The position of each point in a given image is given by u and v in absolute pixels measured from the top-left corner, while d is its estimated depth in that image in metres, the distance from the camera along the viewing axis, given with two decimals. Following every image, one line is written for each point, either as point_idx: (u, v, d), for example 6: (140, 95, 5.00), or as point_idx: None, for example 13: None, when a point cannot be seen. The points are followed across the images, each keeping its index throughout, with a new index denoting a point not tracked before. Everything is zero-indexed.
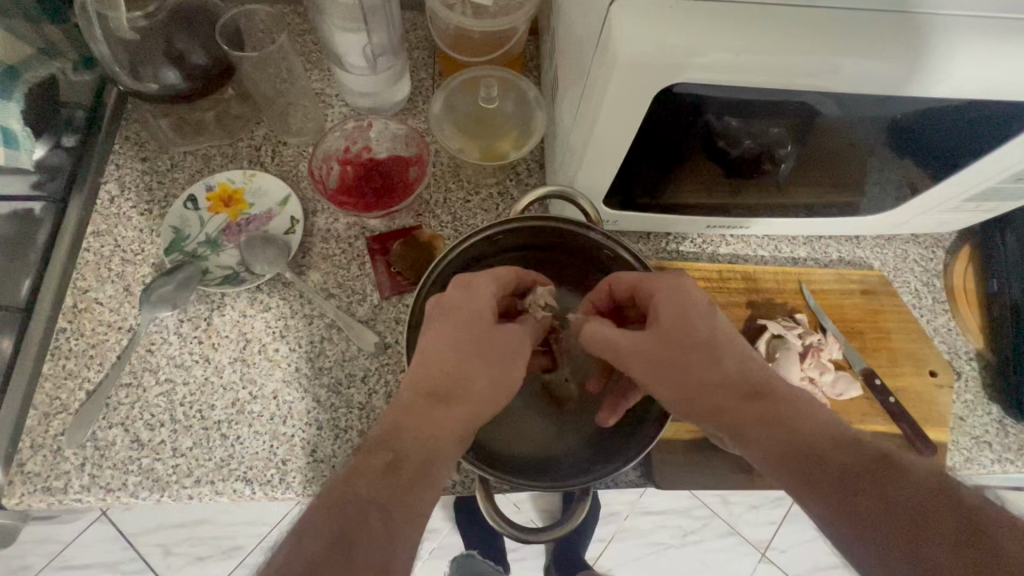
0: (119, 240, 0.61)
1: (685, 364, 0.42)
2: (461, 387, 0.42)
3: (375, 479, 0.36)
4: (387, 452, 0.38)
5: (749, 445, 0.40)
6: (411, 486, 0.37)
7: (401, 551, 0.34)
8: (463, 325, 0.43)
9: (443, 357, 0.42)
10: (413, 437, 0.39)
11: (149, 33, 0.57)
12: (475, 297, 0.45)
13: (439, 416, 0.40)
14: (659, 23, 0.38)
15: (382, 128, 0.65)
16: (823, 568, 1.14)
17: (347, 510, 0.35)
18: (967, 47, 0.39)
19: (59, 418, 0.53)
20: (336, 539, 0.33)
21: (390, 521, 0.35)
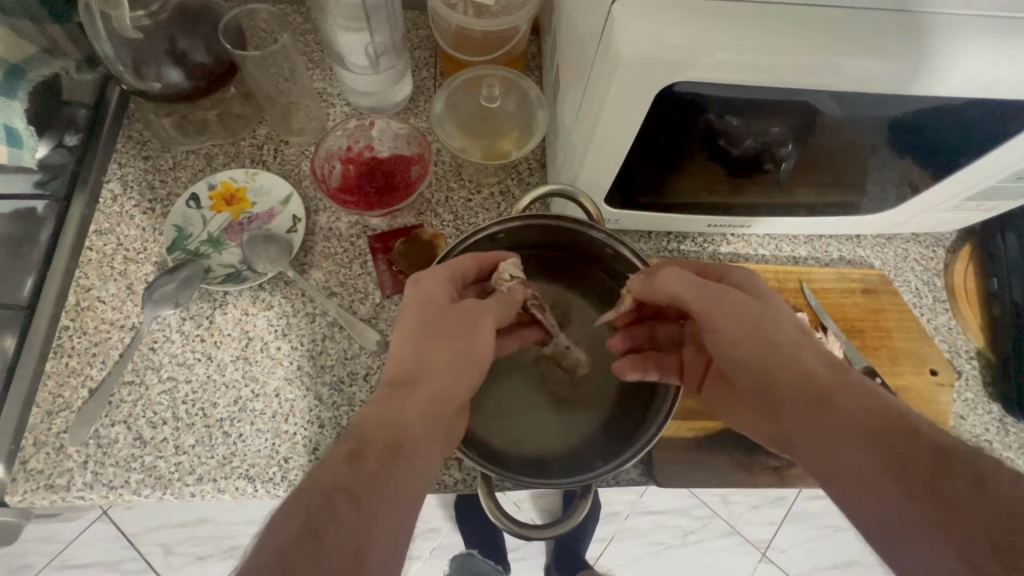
0: (122, 239, 0.61)
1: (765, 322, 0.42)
2: (421, 373, 0.41)
3: (340, 466, 0.35)
4: (354, 440, 0.36)
5: (832, 406, 0.36)
6: (381, 471, 0.35)
7: (376, 537, 0.33)
8: (421, 315, 0.43)
9: (401, 351, 0.42)
10: (378, 423, 0.37)
11: (153, 32, 0.57)
12: (429, 288, 0.44)
13: (405, 404, 0.39)
14: (661, 22, 0.38)
15: (384, 127, 0.65)
16: (824, 569, 1.13)
17: (313, 498, 0.33)
18: (969, 47, 0.39)
19: (61, 416, 0.53)
20: (305, 529, 0.31)
21: (361, 507, 0.33)
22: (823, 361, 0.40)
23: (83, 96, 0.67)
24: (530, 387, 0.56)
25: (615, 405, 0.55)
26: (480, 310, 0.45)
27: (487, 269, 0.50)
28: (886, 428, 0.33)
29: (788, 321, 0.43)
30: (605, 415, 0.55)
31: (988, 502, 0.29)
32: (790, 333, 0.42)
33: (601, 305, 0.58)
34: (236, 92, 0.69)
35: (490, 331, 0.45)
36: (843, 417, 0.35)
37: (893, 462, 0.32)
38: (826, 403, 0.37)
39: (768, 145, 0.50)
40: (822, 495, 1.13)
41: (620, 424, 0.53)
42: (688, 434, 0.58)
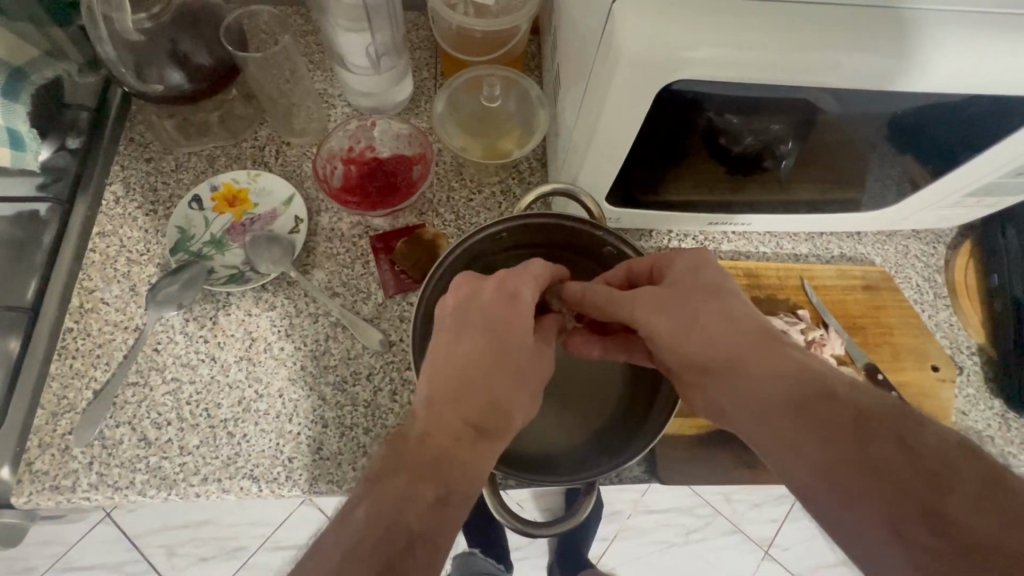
0: (125, 240, 0.61)
1: (689, 314, 0.41)
2: (500, 415, 0.40)
3: (423, 507, 0.34)
4: (435, 481, 0.35)
5: (754, 380, 0.37)
6: (454, 518, 0.35)
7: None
8: (508, 347, 0.42)
9: (484, 384, 0.40)
10: (456, 462, 0.37)
11: (155, 35, 0.57)
12: (520, 311, 0.43)
13: (480, 449, 0.38)
14: (658, 18, 0.38)
15: (386, 128, 0.65)
16: (826, 565, 1.16)
17: (396, 540, 0.32)
18: (968, 44, 0.39)
19: (66, 417, 0.53)
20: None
21: (435, 557, 0.33)
22: (755, 334, 0.39)
23: (87, 99, 0.67)
24: None
25: (618, 402, 0.55)
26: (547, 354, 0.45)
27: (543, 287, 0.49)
28: (809, 401, 0.35)
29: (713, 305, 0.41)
30: (609, 412, 0.55)
31: (911, 464, 0.31)
32: (716, 306, 0.41)
33: None
34: (239, 93, 0.70)
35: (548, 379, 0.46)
36: (768, 393, 0.37)
37: (819, 440, 0.33)
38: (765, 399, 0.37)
39: (768, 142, 0.50)
40: None
41: (623, 422, 0.54)
42: (693, 430, 0.59)
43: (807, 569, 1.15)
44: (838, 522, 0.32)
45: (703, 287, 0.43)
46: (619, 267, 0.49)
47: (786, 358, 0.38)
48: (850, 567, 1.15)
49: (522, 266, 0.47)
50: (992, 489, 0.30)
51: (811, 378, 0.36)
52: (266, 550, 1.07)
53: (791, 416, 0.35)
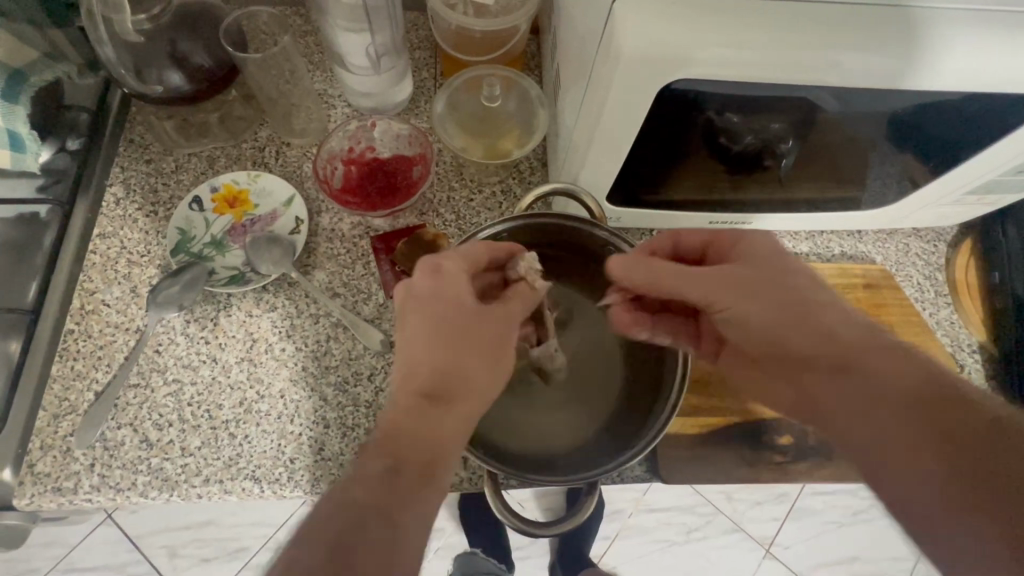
0: (125, 242, 0.61)
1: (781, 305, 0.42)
2: (453, 379, 0.40)
3: (374, 482, 0.35)
4: (387, 455, 0.36)
5: (857, 374, 0.39)
6: (415, 489, 0.35)
7: (410, 559, 0.33)
8: (446, 316, 0.42)
9: (428, 356, 0.41)
10: (413, 434, 0.37)
11: (154, 36, 0.57)
12: (450, 284, 0.43)
13: (437, 416, 0.39)
14: (659, 17, 0.38)
15: (386, 128, 0.65)
16: (829, 563, 1.15)
17: (346, 515, 0.33)
18: (968, 43, 0.39)
19: (68, 419, 0.53)
20: (332, 555, 0.31)
21: (394, 527, 0.33)
22: (868, 333, 0.40)
23: (86, 100, 0.67)
24: (534, 383, 0.56)
25: (619, 402, 0.55)
26: (503, 313, 0.45)
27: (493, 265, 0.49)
28: (919, 398, 0.36)
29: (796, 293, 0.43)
30: (610, 413, 0.55)
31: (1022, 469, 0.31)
32: (827, 307, 0.42)
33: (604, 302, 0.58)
34: (238, 93, 0.70)
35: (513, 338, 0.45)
36: (871, 386, 0.38)
37: (920, 433, 0.34)
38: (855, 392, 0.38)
39: (769, 141, 0.50)
40: (824, 490, 1.12)
41: (624, 422, 0.54)
42: (694, 430, 0.58)
43: (807, 569, 1.15)
44: (914, 513, 0.33)
45: (810, 283, 0.44)
46: (665, 236, 0.50)
47: (866, 345, 0.40)
48: (851, 568, 1.14)
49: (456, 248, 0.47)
50: None
51: (926, 380, 0.37)
52: (268, 550, 1.07)
53: (890, 408, 0.36)
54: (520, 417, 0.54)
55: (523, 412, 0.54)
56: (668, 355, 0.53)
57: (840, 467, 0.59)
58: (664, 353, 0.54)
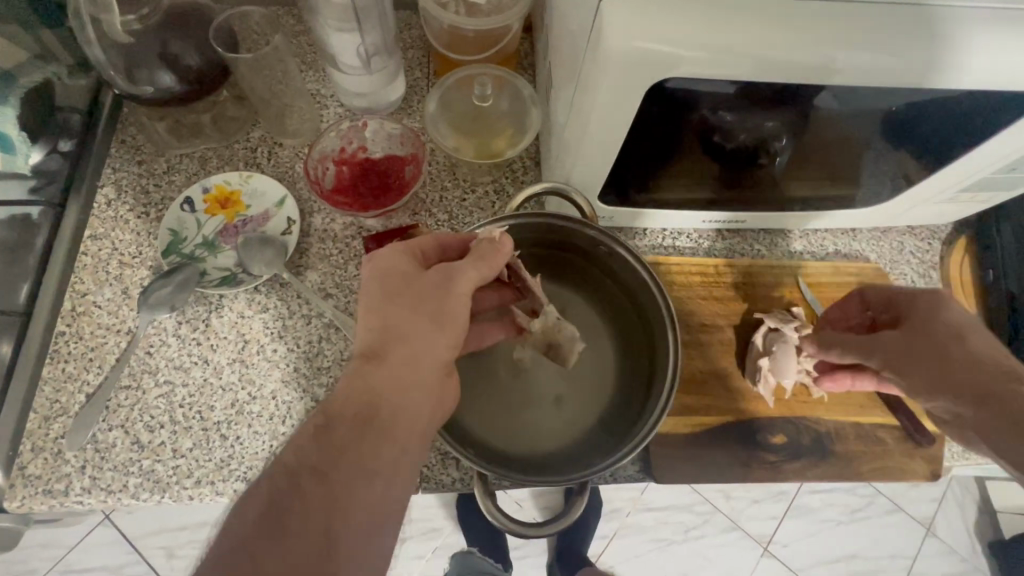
0: (117, 244, 0.61)
1: (933, 352, 0.47)
2: (392, 337, 0.41)
3: (309, 443, 0.37)
4: (323, 417, 0.38)
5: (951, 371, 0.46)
6: (352, 443, 0.37)
7: (352, 509, 0.35)
8: (382, 287, 0.43)
9: (365, 321, 0.42)
10: (349, 393, 0.38)
11: (144, 36, 0.57)
12: (388, 258, 0.44)
13: (377, 373, 0.39)
14: (646, 14, 0.38)
15: (378, 128, 0.65)
16: (828, 562, 1.11)
17: (281, 478, 0.36)
18: (952, 41, 0.40)
19: (59, 422, 0.53)
20: (266, 512, 0.34)
21: (328, 483, 0.35)
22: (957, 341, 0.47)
23: (79, 101, 0.67)
24: (526, 385, 0.56)
25: (611, 402, 0.55)
26: (443, 267, 0.44)
27: (451, 249, 0.48)
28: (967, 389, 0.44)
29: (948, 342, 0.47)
30: (601, 414, 0.55)
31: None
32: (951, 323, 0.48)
33: (596, 303, 0.58)
34: (230, 94, 0.69)
35: (461, 285, 0.43)
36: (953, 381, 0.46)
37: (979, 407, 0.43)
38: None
39: (762, 139, 0.50)
40: (822, 489, 1.15)
41: (616, 424, 0.53)
42: (686, 429, 0.58)
43: (812, 564, 1.11)
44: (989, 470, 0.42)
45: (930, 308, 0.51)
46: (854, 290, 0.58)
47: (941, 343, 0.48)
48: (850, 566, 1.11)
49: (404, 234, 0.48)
50: None
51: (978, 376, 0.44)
52: None
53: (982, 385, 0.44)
54: (512, 417, 0.54)
55: (516, 412, 0.54)
56: (659, 357, 0.53)
57: (835, 467, 0.58)
58: (655, 354, 0.53)
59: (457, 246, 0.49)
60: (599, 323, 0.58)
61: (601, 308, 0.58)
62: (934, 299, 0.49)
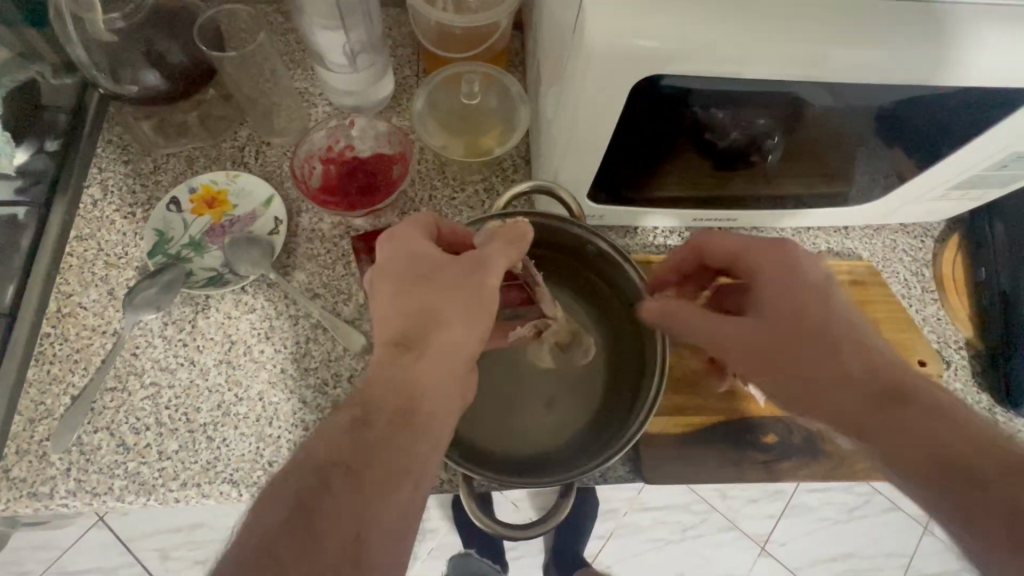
0: (103, 244, 0.60)
1: (795, 351, 0.42)
2: (423, 326, 0.40)
3: (342, 436, 0.36)
4: (358, 407, 0.37)
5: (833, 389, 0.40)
6: (386, 440, 0.36)
7: (379, 514, 0.34)
8: (407, 271, 0.42)
9: (395, 308, 0.41)
10: (388, 388, 0.37)
11: (128, 36, 0.56)
12: (412, 242, 0.44)
13: (408, 363, 0.38)
14: (631, 11, 0.38)
15: (366, 127, 0.64)
16: (823, 561, 1.12)
17: (309, 475, 0.34)
18: (939, 38, 0.39)
19: (44, 424, 0.53)
20: (294, 510, 0.32)
21: (359, 481, 0.34)
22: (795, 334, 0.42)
23: (64, 100, 0.66)
24: (513, 385, 0.56)
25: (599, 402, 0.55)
26: (473, 255, 0.43)
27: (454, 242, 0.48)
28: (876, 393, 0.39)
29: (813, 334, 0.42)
30: (591, 415, 0.54)
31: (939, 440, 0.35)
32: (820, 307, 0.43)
33: (586, 302, 0.58)
34: (217, 93, 0.69)
35: (495, 273, 0.43)
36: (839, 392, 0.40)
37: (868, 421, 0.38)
38: (906, 416, 0.37)
39: (754, 137, 0.49)
40: (819, 488, 1.14)
41: (602, 425, 0.53)
42: (678, 429, 0.58)
43: (806, 565, 1.12)
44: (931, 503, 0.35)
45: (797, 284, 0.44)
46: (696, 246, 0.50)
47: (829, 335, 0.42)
48: (847, 564, 1.12)
49: (413, 216, 0.47)
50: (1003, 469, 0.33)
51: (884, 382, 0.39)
52: None
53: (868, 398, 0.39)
54: (498, 417, 0.54)
55: (502, 413, 0.54)
56: (649, 356, 0.52)
57: (826, 466, 0.58)
58: (645, 354, 0.53)
59: (460, 245, 0.49)
60: (590, 323, 0.58)
61: (592, 308, 0.58)
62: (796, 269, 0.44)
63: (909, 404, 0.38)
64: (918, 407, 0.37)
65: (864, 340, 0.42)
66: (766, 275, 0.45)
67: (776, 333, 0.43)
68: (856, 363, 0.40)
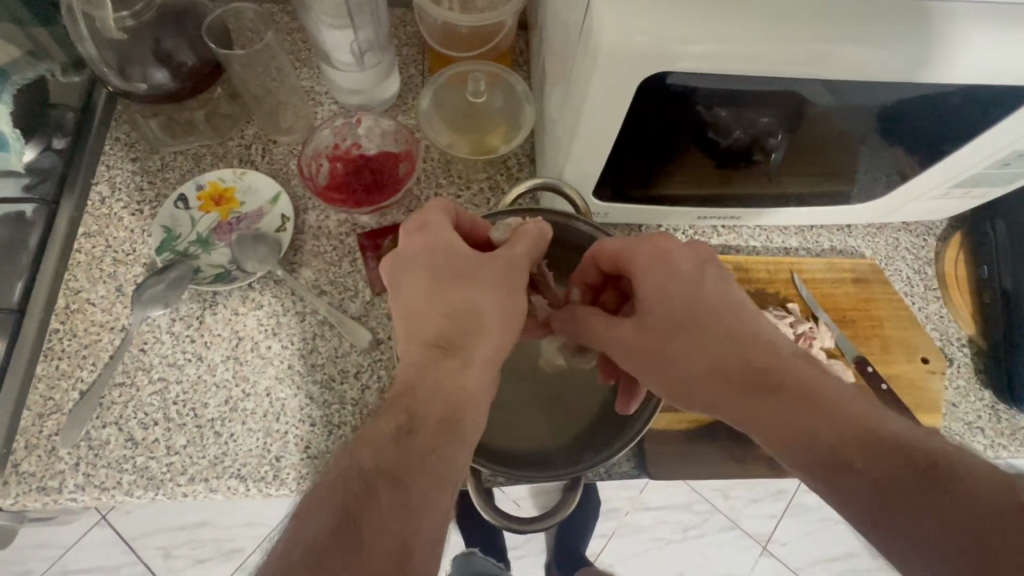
0: (111, 240, 0.61)
1: (670, 348, 0.42)
2: (460, 329, 0.41)
3: (386, 444, 0.35)
4: (402, 413, 0.37)
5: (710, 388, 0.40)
6: (431, 447, 0.36)
7: (425, 520, 0.34)
8: (440, 265, 0.43)
9: (431, 307, 0.42)
10: (432, 395, 0.38)
11: (137, 32, 0.57)
12: (443, 233, 0.45)
13: (450, 370, 0.39)
14: (639, 10, 0.38)
15: (372, 125, 0.65)
16: (824, 561, 1.13)
17: (355, 483, 0.34)
18: (941, 36, 0.40)
19: (53, 418, 0.53)
20: (342, 520, 0.32)
21: (405, 488, 0.34)
22: (675, 330, 0.42)
23: (72, 99, 0.67)
24: (518, 380, 0.56)
25: (603, 396, 0.55)
26: (506, 254, 0.45)
27: (471, 230, 0.49)
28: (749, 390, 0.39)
29: (686, 327, 0.42)
30: (597, 410, 0.54)
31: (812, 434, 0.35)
32: (695, 303, 0.42)
33: None
34: (223, 92, 0.69)
35: (524, 278, 0.45)
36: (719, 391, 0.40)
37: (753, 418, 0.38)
38: (778, 410, 0.37)
39: (758, 135, 0.50)
40: None
41: (605, 420, 0.53)
42: (681, 425, 0.58)
43: (807, 564, 1.13)
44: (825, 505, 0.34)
45: (669, 280, 0.43)
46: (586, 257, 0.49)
47: (700, 332, 0.41)
48: (848, 564, 1.12)
49: (435, 203, 0.47)
50: (865, 456, 0.33)
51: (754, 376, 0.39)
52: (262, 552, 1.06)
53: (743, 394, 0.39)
54: (502, 413, 0.54)
55: (506, 410, 0.54)
56: None
57: None
58: None
59: (478, 237, 0.49)
60: None
61: None
62: (661, 265, 0.44)
63: (780, 396, 0.38)
64: (781, 396, 0.37)
65: (737, 329, 0.41)
66: (636, 270, 0.44)
67: (660, 331, 0.43)
68: (727, 355, 0.40)
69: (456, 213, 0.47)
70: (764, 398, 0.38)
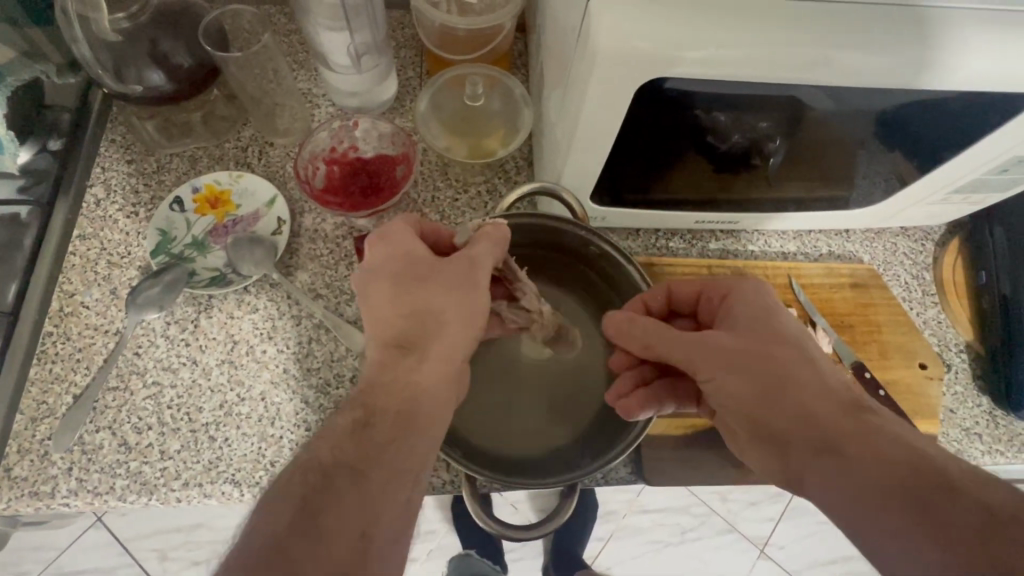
0: (106, 243, 0.60)
1: (760, 356, 0.42)
2: (421, 329, 0.41)
3: (345, 439, 0.36)
4: (360, 408, 0.37)
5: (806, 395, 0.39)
6: (391, 440, 0.36)
7: (385, 511, 0.34)
8: (402, 271, 0.43)
9: (394, 313, 0.42)
10: (388, 391, 0.38)
11: (133, 33, 0.57)
12: (402, 241, 0.44)
13: (409, 367, 0.39)
14: (638, 13, 0.38)
15: (370, 127, 0.65)
16: (823, 563, 1.14)
17: (314, 475, 0.33)
18: (939, 42, 0.40)
19: (46, 423, 0.53)
20: (301, 511, 0.31)
21: (364, 480, 0.34)
22: (772, 347, 0.42)
23: (68, 100, 0.66)
24: (514, 385, 0.56)
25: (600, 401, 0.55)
26: (464, 254, 0.44)
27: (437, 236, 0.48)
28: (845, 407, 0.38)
29: (786, 348, 0.42)
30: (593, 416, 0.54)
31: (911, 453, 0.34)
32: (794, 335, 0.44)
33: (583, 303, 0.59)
34: (221, 93, 0.69)
35: (486, 275, 0.44)
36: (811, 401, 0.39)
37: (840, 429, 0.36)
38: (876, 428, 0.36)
39: (756, 140, 0.49)
40: None
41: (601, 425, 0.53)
42: (678, 430, 0.58)
43: (805, 567, 1.13)
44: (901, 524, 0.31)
45: (772, 311, 0.45)
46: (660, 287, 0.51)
47: (797, 355, 0.42)
48: (846, 566, 1.12)
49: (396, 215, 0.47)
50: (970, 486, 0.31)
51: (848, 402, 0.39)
52: None
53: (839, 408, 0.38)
54: (497, 418, 0.54)
55: (501, 415, 0.54)
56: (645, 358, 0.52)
57: None
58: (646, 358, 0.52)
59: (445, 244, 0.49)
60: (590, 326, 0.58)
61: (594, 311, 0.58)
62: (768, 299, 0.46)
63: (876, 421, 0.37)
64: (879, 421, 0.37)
65: (826, 363, 0.42)
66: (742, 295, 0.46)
67: (756, 344, 0.43)
68: (824, 378, 0.40)
69: (418, 221, 0.47)
70: (850, 415, 0.37)
